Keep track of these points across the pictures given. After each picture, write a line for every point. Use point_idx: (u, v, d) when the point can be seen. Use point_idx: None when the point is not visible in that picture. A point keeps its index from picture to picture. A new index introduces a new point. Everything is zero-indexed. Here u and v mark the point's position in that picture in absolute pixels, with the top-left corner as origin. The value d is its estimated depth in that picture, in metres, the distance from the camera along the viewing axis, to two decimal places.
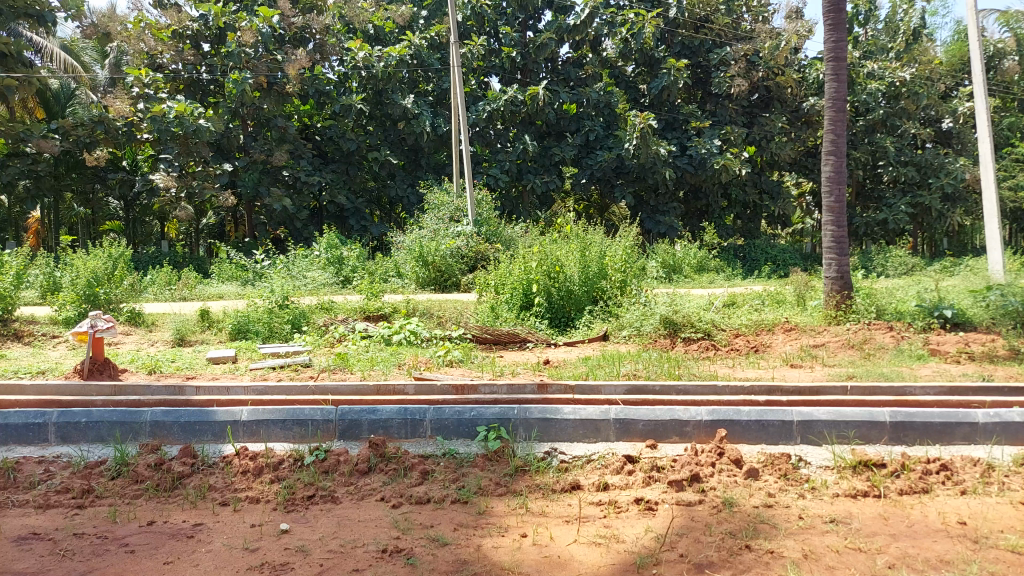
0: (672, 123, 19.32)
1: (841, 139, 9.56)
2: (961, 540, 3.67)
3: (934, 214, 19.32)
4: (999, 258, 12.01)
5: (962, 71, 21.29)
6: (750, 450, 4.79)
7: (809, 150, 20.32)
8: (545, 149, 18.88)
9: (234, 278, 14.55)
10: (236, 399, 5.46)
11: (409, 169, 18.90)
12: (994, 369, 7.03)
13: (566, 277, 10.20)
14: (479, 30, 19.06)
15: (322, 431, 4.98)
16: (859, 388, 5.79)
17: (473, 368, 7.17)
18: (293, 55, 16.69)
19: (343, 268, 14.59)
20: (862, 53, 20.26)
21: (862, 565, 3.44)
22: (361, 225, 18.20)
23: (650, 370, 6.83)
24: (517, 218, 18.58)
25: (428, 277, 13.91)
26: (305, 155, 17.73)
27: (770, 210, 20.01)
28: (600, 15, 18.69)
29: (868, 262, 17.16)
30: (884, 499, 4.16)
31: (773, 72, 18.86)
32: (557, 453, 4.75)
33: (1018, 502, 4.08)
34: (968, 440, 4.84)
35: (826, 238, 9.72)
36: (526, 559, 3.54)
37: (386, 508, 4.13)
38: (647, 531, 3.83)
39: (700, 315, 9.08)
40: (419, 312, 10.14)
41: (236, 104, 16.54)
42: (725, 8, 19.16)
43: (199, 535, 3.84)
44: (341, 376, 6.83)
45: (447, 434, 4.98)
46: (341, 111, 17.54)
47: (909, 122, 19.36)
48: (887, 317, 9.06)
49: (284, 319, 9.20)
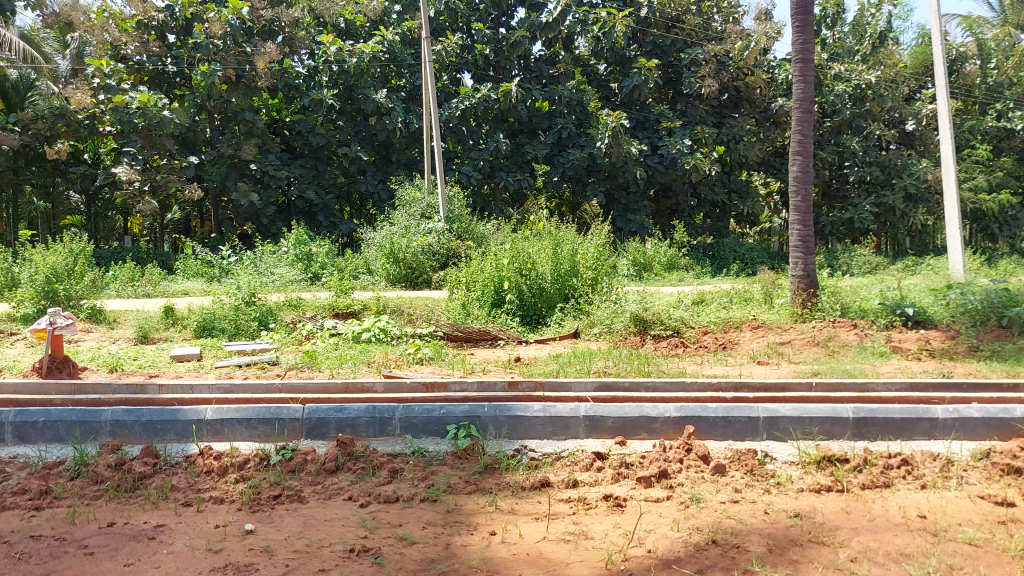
0: (643, 122, 19.38)
1: (808, 139, 9.68)
2: (921, 533, 3.74)
3: (897, 213, 19.75)
4: (959, 256, 12.25)
5: (925, 74, 21.71)
6: (717, 446, 4.84)
7: (777, 150, 20.67)
8: (517, 146, 18.89)
9: (199, 275, 14.29)
10: (201, 397, 5.36)
11: (379, 165, 18.71)
12: (954, 366, 7.20)
13: (537, 275, 10.23)
14: (452, 25, 18.91)
15: (289, 429, 4.92)
16: (824, 384, 5.88)
17: (444, 366, 7.14)
18: (262, 48, 16.49)
19: (312, 264, 14.41)
20: (828, 55, 20.48)
21: (825, 558, 3.49)
22: (330, 221, 18.06)
23: (620, 367, 6.86)
24: (490, 216, 18.56)
25: (398, 275, 13.86)
26: (274, 149, 17.43)
27: (739, 210, 20.32)
28: (573, 13, 18.69)
29: (834, 260, 17.48)
30: (847, 494, 4.23)
31: (742, 72, 19.13)
32: (526, 451, 4.75)
33: (976, 496, 4.18)
34: (927, 435, 4.94)
35: (793, 237, 9.84)
36: (495, 557, 3.53)
37: (354, 507, 4.09)
38: (615, 527, 3.85)
39: (669, 313, 9.17)
40: (390, 309, 10.07)
41: (203, 97, 16.27)
42: (696, 9, 19.33)
43: (161, 536, 3.76)
44: (309, 374, 6.74)
45: (416, 433, 4.93)
46: (311, 105, 17.17)
47: (874, 124, 19.71)
48: (851, 315, 9.23)
49: (250, 316, 9.09)
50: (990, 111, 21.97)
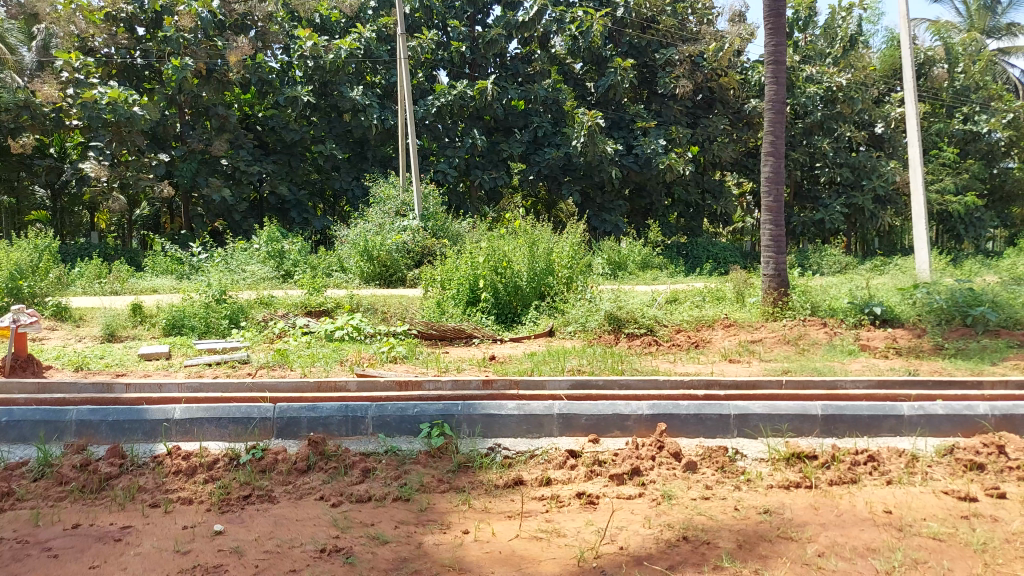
0: (618, 122, 19.45)
1: (780, 139, 9.80)
2: (886, 528, 3.81)
3: (866, 214, 20.08)
4: (926, 257, 12.46)
5: (894, 77, 22.08)
6: (689, 443, 4.88)
7: (750, 150, 20.90)
8: (493, 144, 18.85)
9: (168, 272, 14.06)
10: (169, 396, 5.27)
11: (354, 161, 18.55)
12: (920, 363, 7.36)
13: (513, 273, 10.23)
14: (427, 22, 18.91)
15: (259, 429, 4.86)
16: (794, 382, 5.96)
17: (418, 364, 7.10)
18: (235, 42, 16.29)
19: (284, 262, 14.25)
20: (800, 58, 20.69)
21: (793, 553, 3.54)
22: (303, 218, 17.91)
23: (594, 366, 6.88)
24: (465, 214, 18.50)
25: (373, 272, 13.77)
26: (246, 145, 17.21)
27: (713, 209, 20.55)
28: (549, 12, 18.68)
29: (804, 260, 17.73)
30: (815, 490, 4.30)
31: (716, 73, 19.33)
32: (500, 449, 4.75)
33: (940, 491, 4.27)
34: (894, 432, 5.03)
35: (765, 237, 9.95)
36: (468, 555, 3.53)
37: (325, 507, 4.05)
38: (588, 525, 3.86)
39: (643, 312, 9.23)
40: (363, 307, 9.99)
41: (173, 91, 15.98)
42: (671, 10, 19.45)
43: (128, 537, 3.70)
44: (281, 373, 6.66)
45: (388, 431, 4.90)
46: (285, 102, 16.97)
47: (845, 126, 19.99)
48: (821, 314, 9.38)
49: (221, 314, 8.97)
50: (957, 114, 22.40)
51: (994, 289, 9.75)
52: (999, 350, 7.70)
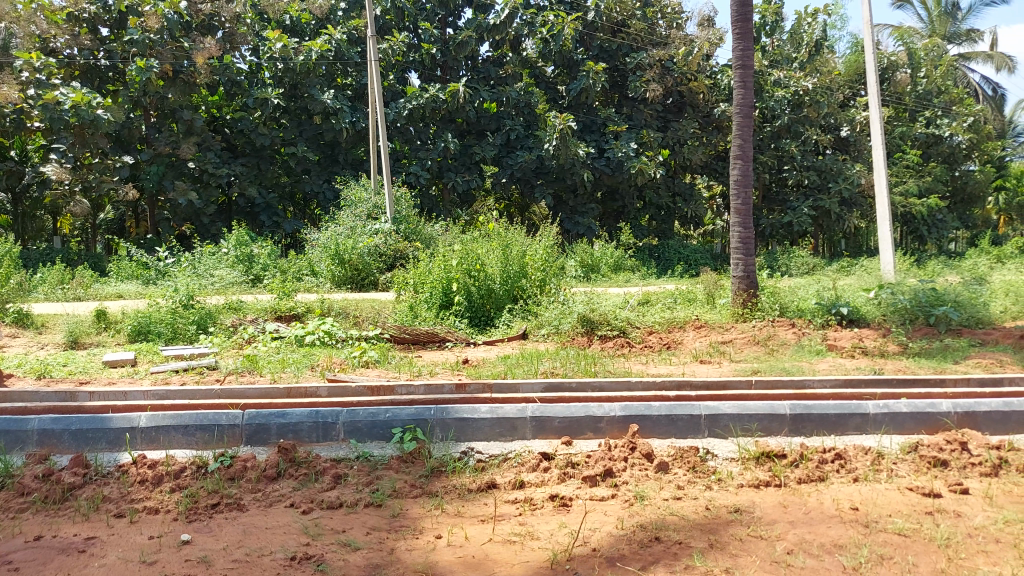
0: (590, 125, 19.51)
1: (749, 143, 9.94)
2: (853, 525, 3.87)
3: (833, 216, 20.44)
4: (890, 258, 12.70)
5: (859, 82, 22.52)
6: (661, 444, 4.92)
7: (719, 154, 21.16)
8: (465, 147, 18.82)
9: (134, 277, 13.79)
10: (135, 404, 5.16)
11: (325, 164, 18.39)
12: (886, 362, 7.51)
13: (486, 276, 10.22)
14: (398, 24, 18.76)
15: (227, 436, 4.79)
16: (763, 382, 6.04)
17: (390, 369, 7.05)
18: (201, 43, 16.11)
19: (253, 266, 14.05)
20: (768, 62, 21.03)
21: (762, 552, 3.59)
22: (273, 221, 17.73)
23: (567, 368, 6.90)
24: (438, 217, 18.43)
25: (344, 276, 13.66)
26: (213, 147, 16.98)
27: (683, 212, 20.77)
28: (520, 15, 18.73)
29: (773, 262, 17.98)
30: (784, 488, 4.36)
31: (686, 78, 19.57)
32: (473, 453, 4.73)
33: (905, 488, 4.35)
34: (860, 430, 5.12)
35: (734, 238, 10.07)
36: (440, 560, 3.51)
37: (295, 514, 4.00)
38: (561, 527, 3.87)
39: (616, 314, 9.30)
40: (334, 311, 9.90)
41: (138, 94, 15.69)
42: (641, 14, 19.64)
43: (92, 548, 3.62)
44: (250, 379, 6.57)
45: (360, 437, 4.86)
46: (254, 104, 16.80)
47: (811, 129, 20.35)
48: (789, 314, 9.53)
49: (189, 320, 8.82)
50: (920, 118, 22.90)
51: (955, 288, 9.98)
52: (960, 349, 7.89)
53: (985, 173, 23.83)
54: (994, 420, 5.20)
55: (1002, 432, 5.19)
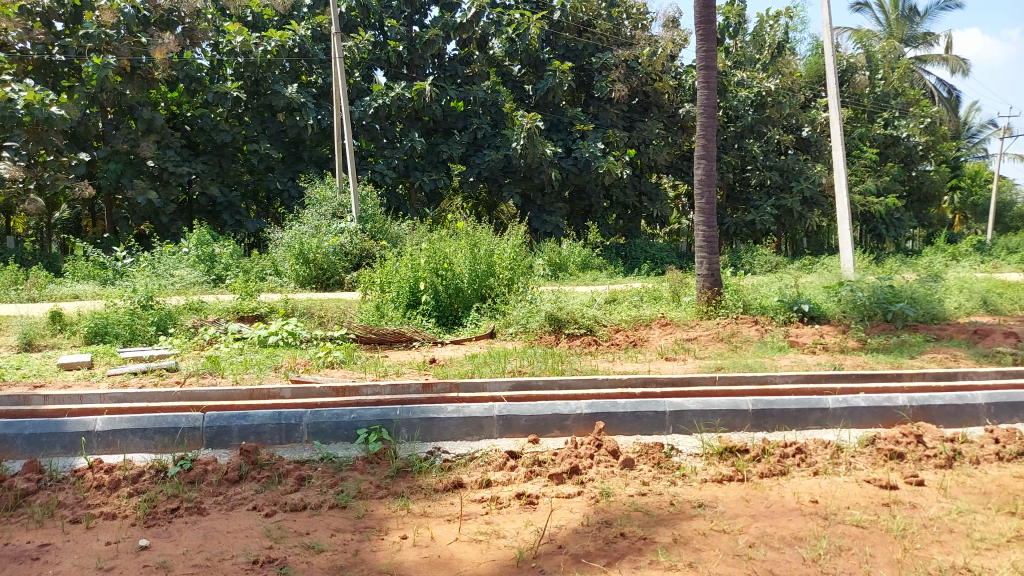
0: (556, 124, 19.57)
1: (712, 143, 10.09)
2: (813, 517, 3.95)
3: (795, 215, 20.81)
4: (850, 256, 12.98)
5: (819, 84, 22.99)
6: (626, 440, 4.96)
7: (684, 153, 21.41)
8: (432, 145, 18.70)
9: (90, 277, 13.44)
10: (91, 407, 5.04)
11: (289, 162, 18.16)
12: (845, 358, 7.68)
13: (454, 275, 10.18)
14: (364, 22, 18.56)
15: (187, 439, 4.69)
16: (726, 378, 6.12)
17: (356, 369, 6.98)
18: (160, 38, 15.72)
19: (215, 266, 13.79)
20: (731, 63, 21.33)
21: (725, 545, 3.63)
22: (235, 219, 17.45)
23: (534, 367, 6.91)
24: (405, 216, 18.30)
25: (309, 276, 13.50)
26: (173, 144, 16.63)
27: (649, 212, 20.97)
28: (487, 14, 18.72)
29: (737, 260, 18.24)
30: (746, 483, 4.43)
31: (650, 78, 19.79)
32: (439, 453, 4.71)
33: (863, 480, 4.45)
34: (820, 424, 5.22)
35: (698, 237, 10.19)
36: (406, 560, 3.49)
37: (258, 517, 3.94)
38: (527, 525, 3.88)
39: (583, 312, 9.37)
40: (298, 312, 9.77)
41: (95, 90, 15.29)
42: (606, 14, 19.81)
43: (46, 556, 3.52)
44: (212, 381, 6.45)
45: (324, 438, 4.80)
46: (214, 99, 16.56)
47: (774, 129, 20.71)
48: (752, 312, 9.68)
49: (148, 321, 8.63)
50: (878, 119, 23.45)
51: (912, 285, 10.25)
52: (916, 344, 8.10)
53: (940, 173, 24.53)
54: (949, 412, 5.34)
55: (956, 424, 5.34)
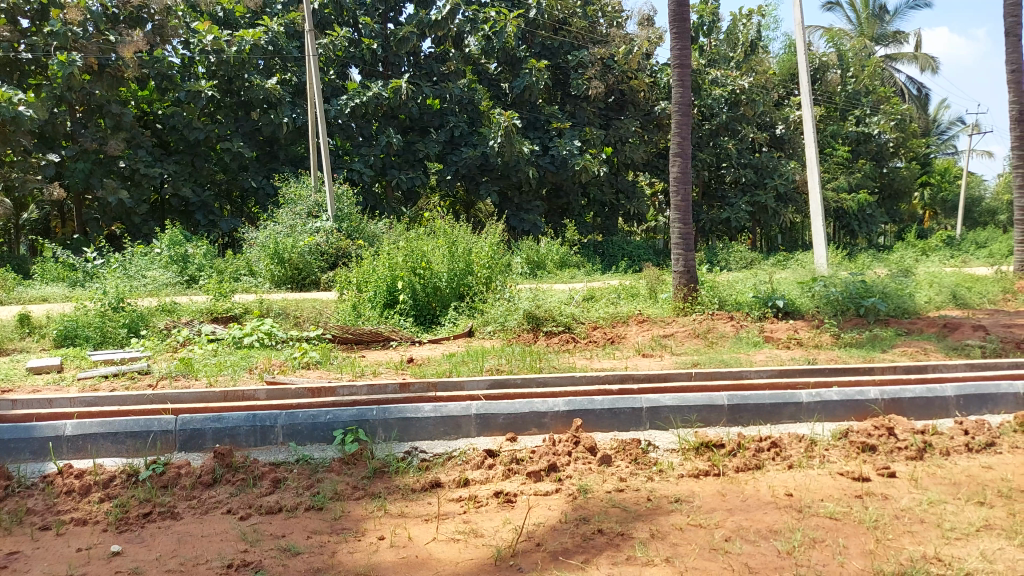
0: (534, 122, 19.56)
1: (687, 141, 10.17)
2: (788, 510, 4.00)
3: (770, 212, 21.05)
4: (823, 251, 13.16)
5: (792, 81, 23.27)
6: (604, 437, 4.98)
7: (660, 151, 21.58)
8: (409, 143, 18.59)
9: (60, 279, 13.21)
10: (60, 411, 4.95)
11: (263, 161, 17.98)
12: (818, 352, 7.80)
13: (432, 274, 10.13)
14: (338, 19, 18.38)
15: (160, 443, 4.63)
16: (703, 373, 6.18)
17: (332, 370, 6.94)
18: (128, 36, 15.48)
19: (188, 266, 13.61)
20: (706, 61, 21.49)
21: (702, 539, 3.67)
22: (208, 220, 17.25)
23: (512, 365, 6.90)
24: (381, 215, 18.20)
25: (284, 276, 13.39)
26: (144, 144, 16.35)
27: (626, 209, 21.07)
28: (462, 12, 18.65)
29: (713, 256, 18.41)
30: (722, 477, 4.47)
31: (626, 76, 19.91)
32: (417, 453, 4.69)
33: (836, 473, 4.51)
34: (794, 418, 5.28)
35: (674, 234, 10.26)
36: (383, 561, 3.47)
37: (233, 520, 3.90)
38: (505, 522, 3.88)
39: (561, 310, 9.41)
40: (273, 312, 9.66)
41: (62, 89, 14.98)
42: (582, 12, 19.84)
43: (14, 564, 3.46)
44: (185, 383, 6.36)
45: (300, 440, 4.76)
46: (187, 97, 16.28)
47: (748, 127, 20.94)
48: (727, 308, 9.78)
49: (119, 323, 8.50)
50: (850, 116, 23.78)
51: (883, 280, 10.42)
52: (888, 339, 8.23)
53: (910, 170, 24.95)
54: (918, 405, 5.44)
55: (926, 417, 5.44)
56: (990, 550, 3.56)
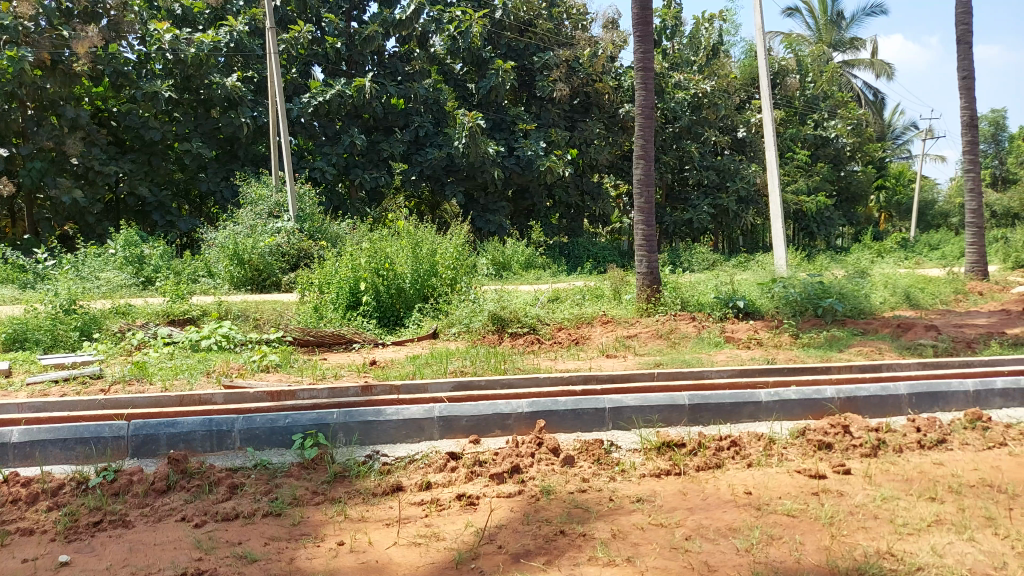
0: (499, 123, 19.58)
1: (651, 144, 10.26)
2: (746, 508, 4.05)
3: (731, 214, 21.41)
4: (783, 253, 13.40)
5: (753, 85, 23.69)
6: (567, 438, 5.00)
7: (625, 154, 21.82)
8: (373, 143, 18.43)
9: (10, 281, 12.82)
10: (7, 418, 4.79)
11: (223, 160, 17.65)
12: (777, 352, 7.94)
13: (396, 275, 10.05)
14: (300, 16, 18.17)
15: (111, 449, 4.52)
16: (665, 373, 6.24)
17: (292, 373, 6.83)
18: (82, 32, 15.14)
19: (144, 268, 13.31)
20: (669, 64, 21.73)
21: (662, 539, 3.69)
22: (166, 220, 16.90)
23: (476, 366, 6.89)
24: (345, 215, 18.02)
25: (244, 277, 13.17)
26: (99, 141, 15.93)
27: (592, 211, 21.18)
28: (426, 12, 18.54)
29: (676, 258, 18.64)
30: (683, 476, 4.52)
31: (591, 78, 20.07)
32: (378, 456, 4.65)
33: (794, 471, 4.59)
34: (753, 417, 5.36)
35: (638, 236, 10.32)
36: (342, 567, 3.43)
37: (187, 528, 3.81)
38: (467, 526, 3.85)
39: (526, 311, 9.42)
40: (232, 314, 9.51)
41: (12, 85, 14.46)
42: (547, 14, 19.93)
43: None
44: (139, 388, 6.20)
45: (258, 444, 4.68)
46: (143, 97, 15.84)
47: (710, 130, 21.27)
48: (690, 309, 9.90)
49: (71, 326, 8.27)
50: (809, 120, 24.25)
51: (841, 281, 10.65)
52: (845, 339, 8.41)
53: (866, 174, 25.56)
54: (873, 403, 5.57)
55: (880, 415, 5.57)
56: (940, 545, 3.66)
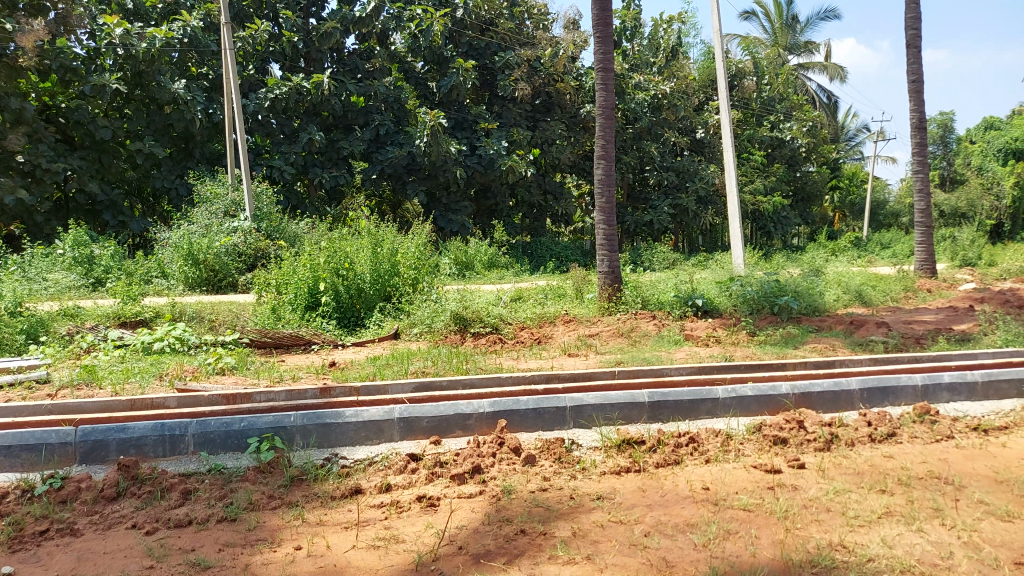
0: (461, 122, 19.52)
1: (611, 143, 10.35)
2: (704, 504, 4.11)
3: (691, 214, 21.74)
4: (740, 252, 13.65)
5: (711, 87, 24.06)
6: (528, 437, 5.01)
7: (586, 154, 21.99)
8: (332, 141, 18.22)
9: None
10: None
11: (178, 158, 17.25)
12: (735, 350, 8.08)
13: (356, 275, 9.94)
14: (257, 12, 17.95)
15: (58, 456, 4.40)
16: (625, 372, 6.30)
17: (249, 375, 6.71)
18: (28, 25, 14.63)
19: (94, 268, 12.92)
20: (629, 66, 21.91)
21: (622, 536, 3.73)
22: (118, 220, 16.50)
23: (438, 367, 6.86)
24: (304, 214, 17.78)
25: (199, 278, 12.88)
26: (47, 138, 15.40)
27: (554, 210, 21.27)
28: (386, 9, 18.39)
29: (638, 257, 18.85)
30: (643, 473, 4.56)
31: (552, 78, 20.14)
32: (337, 459, 4.59)
33: (750, 466, 4.67)
34: (711, 414, 5.44)
35: (599, 235, 10.39)
36: (299, 572, 3.38)
37: (138, 535, 3.71)
38: (427, 527, 3.83)
39: (488, 311, 9.41)
40: (186, 315, 9.33)
41: None
42: (508, 13, 19.94)
43: None
44: (88, 392, 6.02)
45: (213, 449, 4.58)
46: (92, 92, 15.37)
47: (669, 131, 21.56)
48: (650, 307, 10.03)
49: (16, 329, 7.97)
50: (765, 122, 24.76)
51: (796, 279, 10.88)
52: (800, 336, 8.60)
53: (821, 174, 26.15)
54: (827, 398, 5.70)
55: (834, 410, 5.70)
56: (890, 536, 3.76)
